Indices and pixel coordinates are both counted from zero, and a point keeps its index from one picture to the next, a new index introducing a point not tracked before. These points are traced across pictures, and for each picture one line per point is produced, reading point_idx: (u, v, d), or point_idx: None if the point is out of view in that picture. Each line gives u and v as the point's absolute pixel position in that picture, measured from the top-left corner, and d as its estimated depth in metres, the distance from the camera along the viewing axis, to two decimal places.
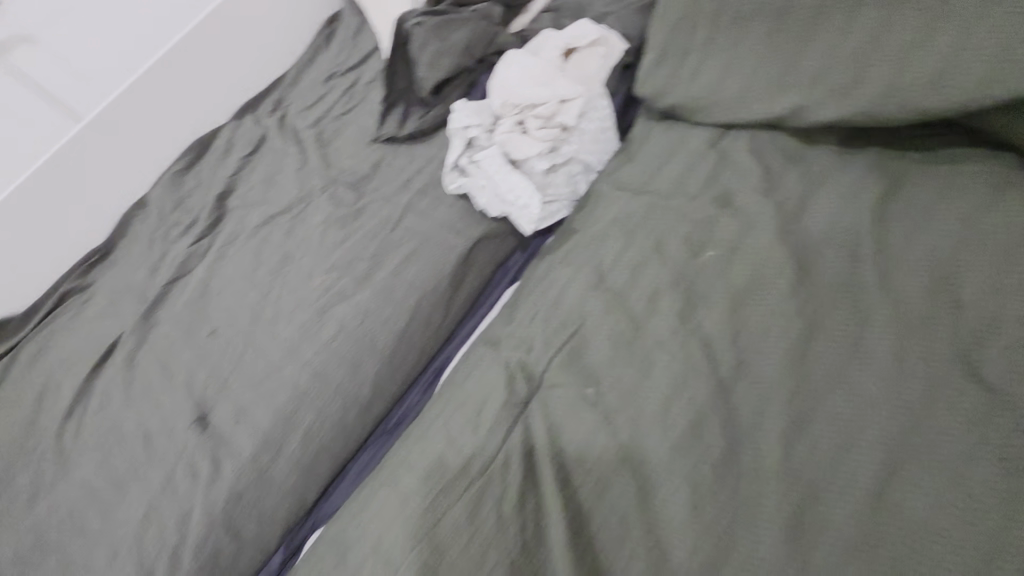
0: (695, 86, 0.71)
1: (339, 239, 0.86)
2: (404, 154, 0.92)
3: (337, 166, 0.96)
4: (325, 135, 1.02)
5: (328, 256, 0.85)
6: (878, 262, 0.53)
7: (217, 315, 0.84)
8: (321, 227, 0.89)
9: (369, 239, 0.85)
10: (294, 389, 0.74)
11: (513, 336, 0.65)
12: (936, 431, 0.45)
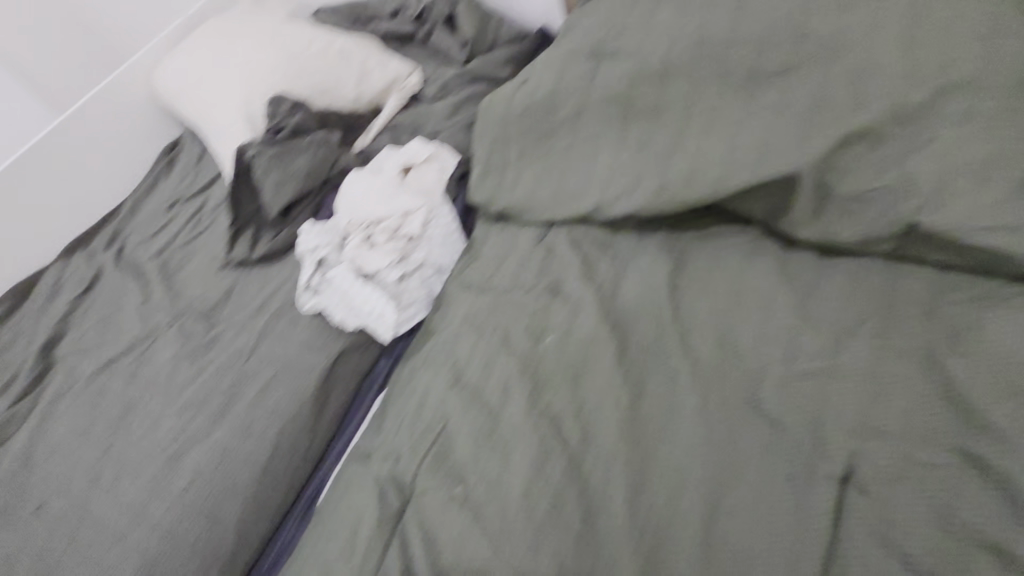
0: (518, 193, 0.82)
1: (191, 376, 0.83)
2: (257, 277, 0.92)
3: (185, 297, 0.93)
4: (171, 266, 0.99)
5: (178, 396, 0.82)
6: (693, 335, 0.63)
7: (43, 488, 0.77)
8: (171, 363, 0.86)
9: (224, 371, 0.83)
10: (143, 558, 0.69)
11: (380, 450, 0.67)
12: (753, 480, 0.53)
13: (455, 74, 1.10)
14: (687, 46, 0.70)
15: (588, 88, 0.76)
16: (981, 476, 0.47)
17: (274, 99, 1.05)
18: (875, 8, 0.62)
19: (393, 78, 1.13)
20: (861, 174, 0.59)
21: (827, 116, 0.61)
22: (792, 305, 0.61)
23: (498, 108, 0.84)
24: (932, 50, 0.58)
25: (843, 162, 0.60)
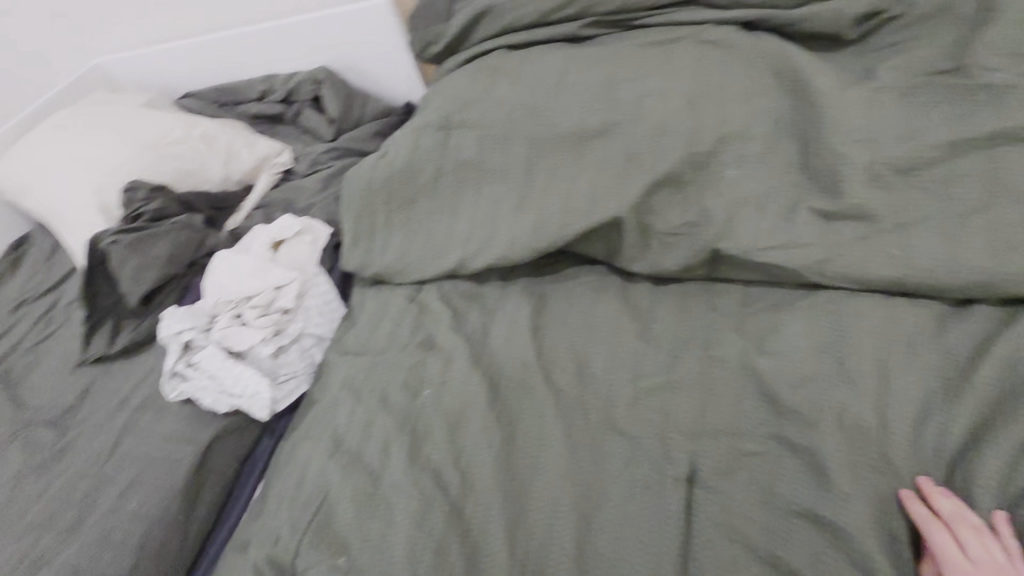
0: (389, 257, 0.85)
1: (41, 490, 0.76)
2: (118, 373, 0.87)
3: (35, 405, 0.86)
4: (17, 373, 0.91)
5: (24, 516, 0.74)
6: (554, 369, 0.68)
7: None
8: (16, 480, 0.78)
9: (79, 479, 0.77)
10: None
11: (261, 533, 0.66)
12: (619, 496, 0.57)
13: (324, 150, 1.14)
14: (520, 114, 0.80)
15: (440, 156, 0.84)
16: (794, 456, 0.54)
17: (127, 188, 1.01)
18: (663, 77, 0.74)
19: (263, 157, 1.15)
20: (670, 212, 0.70)
21: (638, 166, 0.71)
22: (635, 329, 0.68)
23: (360, 179, 0.88)
24: (710, 107, 0.71)
25: (656, 203, 0.70)
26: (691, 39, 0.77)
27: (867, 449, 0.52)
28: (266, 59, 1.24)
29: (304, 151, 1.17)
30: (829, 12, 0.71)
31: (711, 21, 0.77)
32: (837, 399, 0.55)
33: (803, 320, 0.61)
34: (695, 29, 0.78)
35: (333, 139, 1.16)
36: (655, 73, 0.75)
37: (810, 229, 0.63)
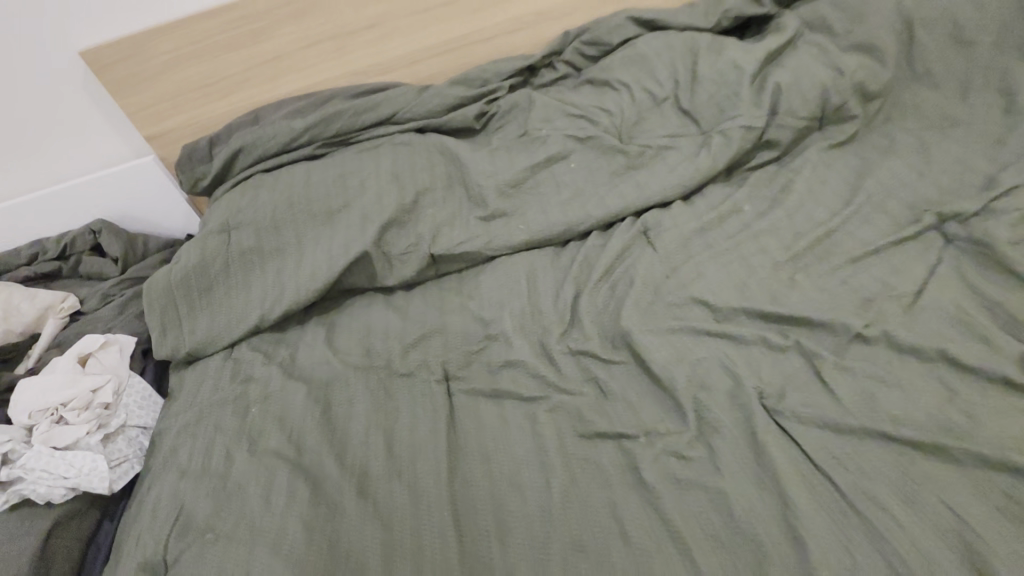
0: (198, 335, 1.06)
1: None
2: None
3: None
4: None
5: None
6: (349, 359, 0.97)
7: None
8: None
9: None
10: None
11: (128, 558, 0.79)
12: (408, 406, 0.87)
13: (115, 284, 1.29)
14: (284, 208, 1.12)
15: (226, 250, 1.10)
16: (496, 342, 0.91)
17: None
18: (374, 167, 1.16)
19: (45, 305, 1.24)
20: (399, 241, 1.08)
21: (370, 218, 1.08)
22: (397, 319, 1.02)
23: (160, 283, 1.09)
24: (406, 177, 1.13)
25: (388, 238, 1.07)
26: (388, 142, 1.21)
27: (530, 325, 0.92)
28: (31, 227, 1.38)
29: (93, 291, 1.30)
30: (460, 116, 1.22)
31: (397, 131, 1.23)
32: (511, 307, 0.95)
33: (489, 277, 1.02)
34: (388, 137, 1.22)
35: (121, 274, 1.32)
36: (369, 166, 1.16)
37: (478, 228, 1.07)
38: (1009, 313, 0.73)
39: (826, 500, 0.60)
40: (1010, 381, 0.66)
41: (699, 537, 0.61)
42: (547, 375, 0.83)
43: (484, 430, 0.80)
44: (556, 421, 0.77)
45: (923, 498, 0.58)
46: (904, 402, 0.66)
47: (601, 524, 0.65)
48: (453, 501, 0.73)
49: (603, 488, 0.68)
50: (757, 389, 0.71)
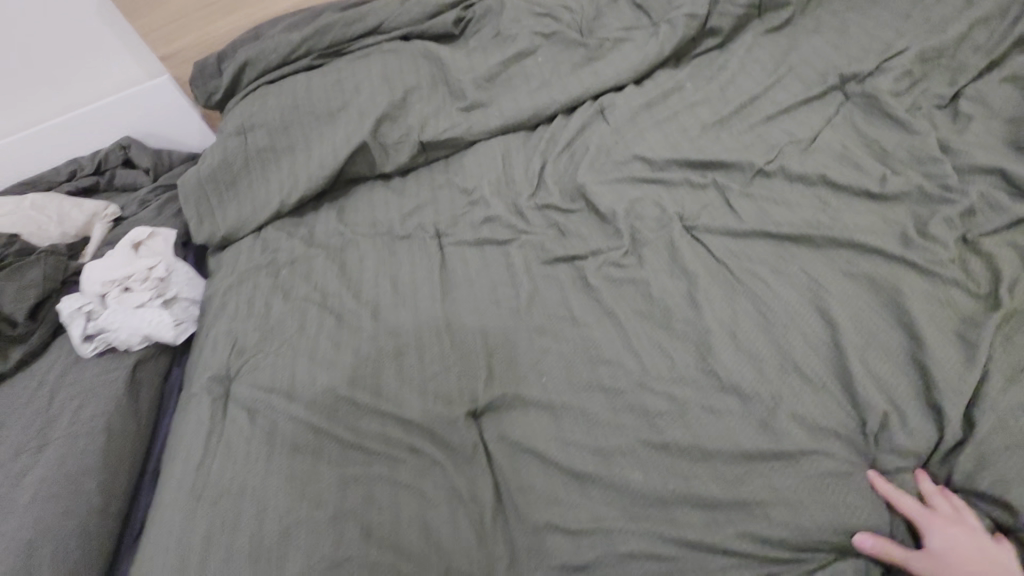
0: (229, 221, 1.26)
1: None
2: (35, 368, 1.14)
3: None
4: None
5: None
6: (358, 231, 1.18)
7: None
8: None
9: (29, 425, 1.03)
10: (18, 540, 0.84)
11: (199, 376, 1.02)
12: (408, 257, 1.08)
13: (149, 191, 1.51)
14: (290, 111, 1.29)
15: (244, 150, 1.28)
16: (477, 206, 1.11)
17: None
18: (366, 70, 1.31)
19: (92, 213, 1.44)
20: (392, 133, 1.25)
21: (366, 114, 1.25)
22: (396, 199, 1.22)
23: (191, 181, 1.28)
24: (395, 78, 1.29)
25: (383, 130, 1.25)
26: (377, 48, 1.35)
27: (505, 191, 1.11)
28: (67, 147, 1.56)
29: (130, 199, 1.51)
30: (440, 22, 1.36)
31: (383, 39, 1.36)
32: (489, 179, 1.14)
33: (470, 158, 1.21)
34: (377, 44, 1.35)
35: (153, 182, 1.54)
36: (361, 71, 1.31)
37: (459, 117, 1.24)
38: (882, 147, 0.92)
39: (719, 279, 0.81)
40: (869, 192, 0.85)
41: (626, 314, 0.82)
42: (518, 224, 1.03)
43: (469, 267, 1.01)
44: (526, 255, 0.98)
45: (789, 270, 0.79)
46: (787, 213, 0.86)
47: (556, 315, 0.87)
48: (447, 314, 0.95)
49: (559, 293, 0.90)
50: (677, 215, 0.91)
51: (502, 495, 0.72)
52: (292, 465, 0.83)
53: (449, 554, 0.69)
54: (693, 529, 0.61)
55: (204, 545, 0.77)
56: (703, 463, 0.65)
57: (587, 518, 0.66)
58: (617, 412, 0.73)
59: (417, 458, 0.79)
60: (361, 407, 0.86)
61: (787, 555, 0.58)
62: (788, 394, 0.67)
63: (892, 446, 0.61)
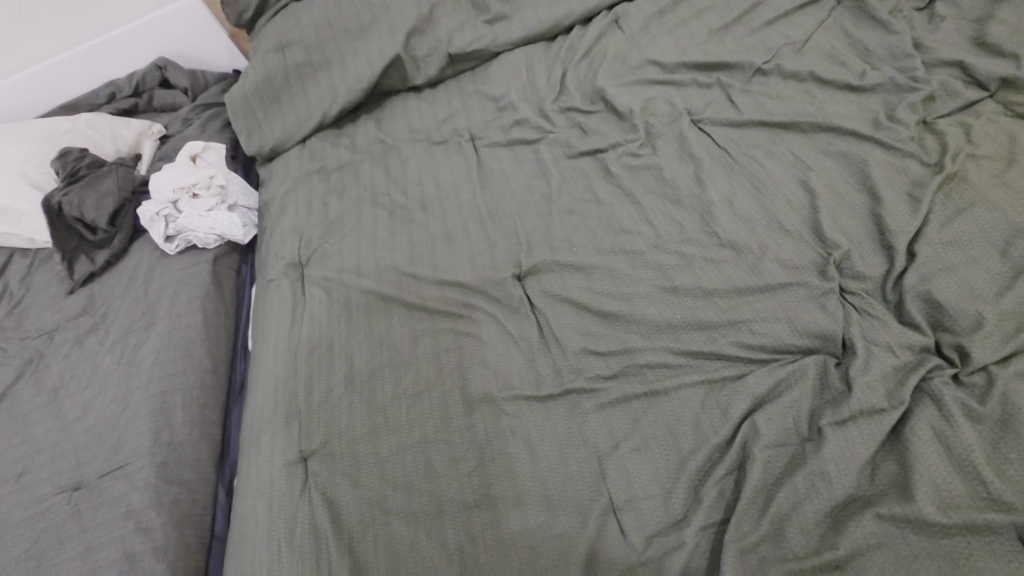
0: (277, 133, 1.39)
1: (112, 329, 1.20)
2: (125, 268, 1.32)
3: (74, 307, 1.28)
4: (38, 304, 1.31)
5: (111, 338, 1.18)
6: (398, 137, 1.32)
7: (41, 436, 1.07)
8: (92, 334, 1.22)
9: (134, 310, 1.21)
10: (151, 390, 1.03)
11: (273, 263, 1.18)
12: (446, 157, 1.23)
13: (190, 109, 1.62)
14: (323, 26, 1.37)
15: (284, 64, 1.37)
16: (506, 110, 1.25)
17: (60, 152, 1.41)
18: None
19: (139, 131, 1.55)
20: (422, 46, 1.35)
21: (396, 27, 1.34)
22: (428, 108, 1.35)
23: (238, 93, 1.38)
24: None
25: (414, 43, 1.35)
26: None
27: (530, 97, 1.25)
28: (101, 69, 1.64)
29: (172, 118, 1.63)
30: None
31: None
32: (516, 86, 1.27)
33: (496, 69, 1.33)
34: None
35: (193, 101, 1.66)
36: None
37: (484, 30, 1.36)
38: (865, 46, 1.05)
39: (721, 161, 0.98)
40: (848, 86, 1.00)
41: (643, 193, 0.99)
42: (544, 125, 1.18)
43: (503, 163, 1.17)
44: (553, 151, 1.13)
45: (778, 152, 0.95)
46: (779, 105, 1.01)
47: (583, 198, 1.04)
48: (486, 202, 1.11)
49: (585, 181, 1.06)
50: (686, 111, 1.06)
51: (545, 333, 0.91)
52: (369, 322, 1.02)
53: (507, 376, 0.88)
54: (695, 340, 0.81)
55: (307, 384, 0.96)
56: (704, 298, 0.84)
57: (614, 343, 0.85)
58: (636, 266, 0.91)
59: (472, 311, 0.97)
60: (421, 278, 1.04)
61: (764, 355, 0.77)
62: (773, 245, 0.85)
63: (851, 275, 0.79)
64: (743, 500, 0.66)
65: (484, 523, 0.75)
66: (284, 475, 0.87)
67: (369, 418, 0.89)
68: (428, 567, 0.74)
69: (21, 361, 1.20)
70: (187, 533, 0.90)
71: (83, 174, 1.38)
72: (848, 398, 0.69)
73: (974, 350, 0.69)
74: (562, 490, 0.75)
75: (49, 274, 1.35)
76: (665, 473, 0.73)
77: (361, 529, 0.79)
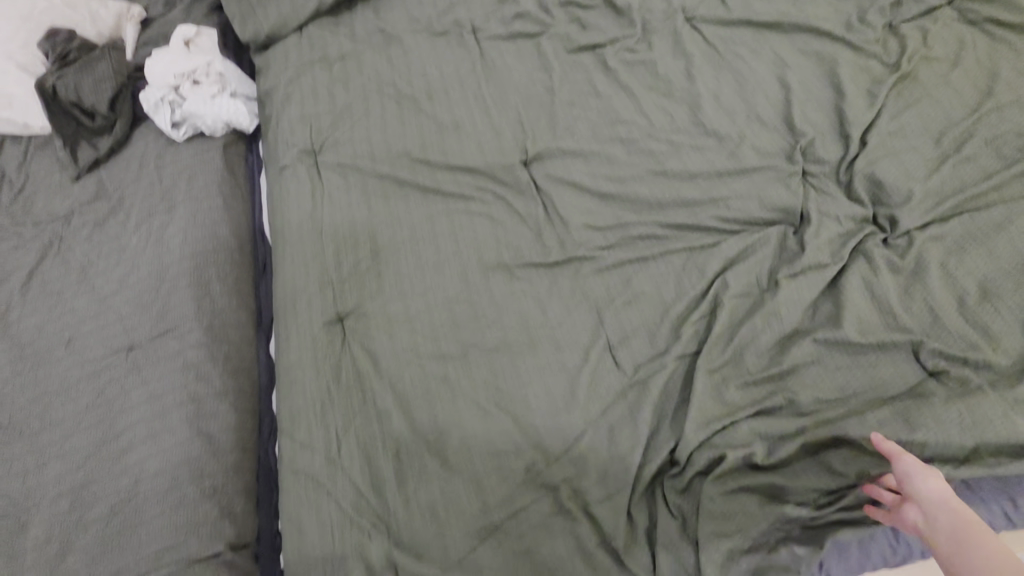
0: (271, 19, 1.37)
1: (131, 213, 1.26)
2: (132, 155, 1.34)
3: (80, 191, 1.30)
4: (39, 186, 1.31)
5: (133, 221, 1.24)
6: (399, 26, 1.34)
7: (78, 305, 1.15)
8: (109, 217, 1.27)
9: (152, 195, 1.27)
10: (186, 267, 1.14)
11: (285, 148, 1.24)
12: (449, 49, 1.27)
13: None
14: None
15: None
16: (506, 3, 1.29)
17: (47, 33, 1.38)
18: None
19: (118, 13, 1.48)
20: None
21: None
22: None
23: None
24: None
25: None
26: None
27: None
28: None
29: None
30: None
31: None
32: None
33: None
34: None
35: None
36: None
37: None
38: None
39: (709, 58, 1.08)
40: None
41: (639, 87, 1.09)
42: (545, 19, 1.23)
43: (505, 55, 1.22)
44: (554, 44, 1.20)
45: (760, 50, 1.06)
46: (765, 5, 1.10)
47: (583, 90, 1.12)
48: (491, 92, 1.19)
49: (585, 74, 1.14)
50: (679, 9, 1.15)
51: (550, 211, 1.04)
52: (387, 203, 1.12)
53: (518, 248, 1.01)
54: (679, 215, 0.96)
55: (336, 258, 1.08)
56: (689, 180, 0.98)
57: (610, 219, 0.99)
58: (631, 153, 1.03)
59: (482, 194, 1.08)
60: (433, 163, 1.14)
61: (735, 228, 0.92)
62: (750, 135, 0.98)
63: (813, 160, 0.94)
64: (713, 336, 0.84)
65: (504, 362, 0.92)
66: (325, 331, 1.01)
67: (397, 284, 1.03)
68: (459, 395, 0.91)
69: (39, 243, 1.23)
70: (241, 382, 1.04)
71: (73, 58, 1.37)
72: (800, 257, 0.86)
73: (903, 219, 0.86)
74: (567, 334, 0.92)
75: (48, 159, 1.33)
76: (651, 320, 0.90)
77: (397, 370, 0.95)
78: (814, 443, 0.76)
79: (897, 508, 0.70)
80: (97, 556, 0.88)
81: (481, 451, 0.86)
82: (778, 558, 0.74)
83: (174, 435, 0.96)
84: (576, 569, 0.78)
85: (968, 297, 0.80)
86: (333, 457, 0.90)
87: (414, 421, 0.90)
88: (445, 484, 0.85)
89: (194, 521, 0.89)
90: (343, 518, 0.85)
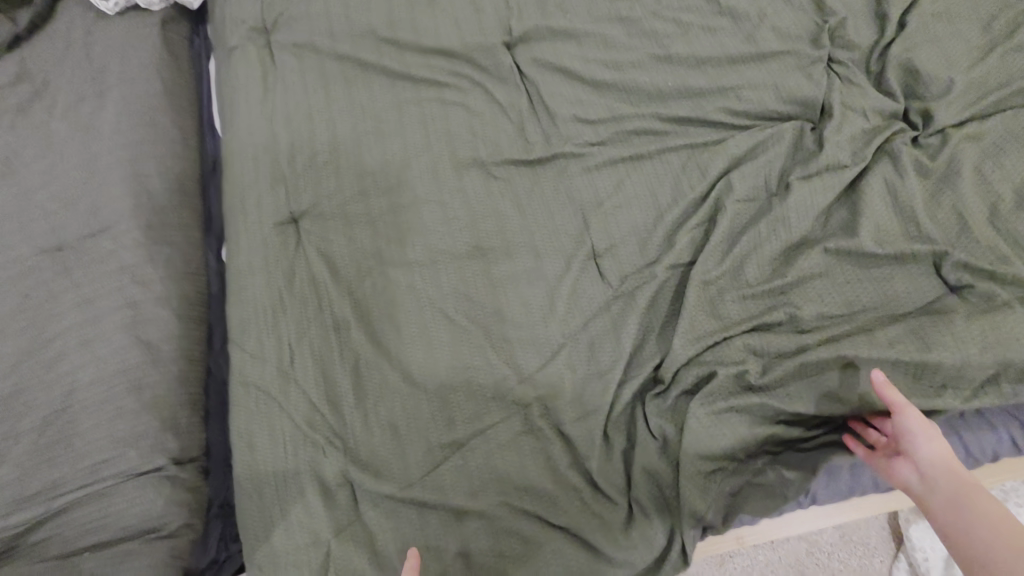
0: None
1: (54, 95, 1.08)
2: (52, 26, 1.14)
3: None
4: None
5: (55, 104, 1.07)
6: None
7: None
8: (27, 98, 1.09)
9: (77, 75, 1.09)
10: (120, 157, 0.99)
11: (231, 23, 1.06)
12: None
13: None
14: None
15: None
16: None
17: None
18: None
19: None
20: None
21: None
22: None
23: None
24: None
25: None
26: None
27: None
28: None
29: None
30: None
31: None
32: None
33: None
34: None
35: None
36: None
37: None
38: None
39: None
40: None
41: None
42: None
43: None
44: None
45: None
46: None
47: None
48: None
49: None
50: None
51: (534, 102, 0.90)
52: (348, 89, 0.97)
53: (496, 143, 0.89)
54: (684, 109, 0.83)
55: (290, 149, 0.94)
56: (696, 68, 0.85)
57: (603, 111, 0.86)
58: (631, 36, 0.89)
59: (458, 81, 0.94)
60: (403, 44, 0.98)
61: (746, 122, 0.81)
62: (770, 16, 0.85)
63: (842, 46, 0.82)
64: (712, 243, 0.75)
65: (475, 270, 0.82)
66: (277, 234, 0.90)
67: (359, 181, 0.90)
68: (426, 305, 0.81)
69: None
70: (186, 288, 0.93)
71: None
72: (817, 156, 0.76)
73: (939, 112, 0.76)
74: (548, 241, 0.82)
75: None
76: (643, 226, 0.80)
77: (358, 277, 0.85)
78: (816, 364, 0.69)
79: (890, 462, 0.64)
80: (30, 469, 0.81)
81: (449, 365, 0.78)
82: (763, 481, 0.70)
83: (112, 343, 0.87)
84: (546, 490, 0.72)
85: (1002, 203, 0.71)
86: (286, 369, 0.81)
87: (375, 333, 0.82)
88: (408, 399, 0.77)
89: (135, 433, 0.81)
90: (297, 432, 0.78)
